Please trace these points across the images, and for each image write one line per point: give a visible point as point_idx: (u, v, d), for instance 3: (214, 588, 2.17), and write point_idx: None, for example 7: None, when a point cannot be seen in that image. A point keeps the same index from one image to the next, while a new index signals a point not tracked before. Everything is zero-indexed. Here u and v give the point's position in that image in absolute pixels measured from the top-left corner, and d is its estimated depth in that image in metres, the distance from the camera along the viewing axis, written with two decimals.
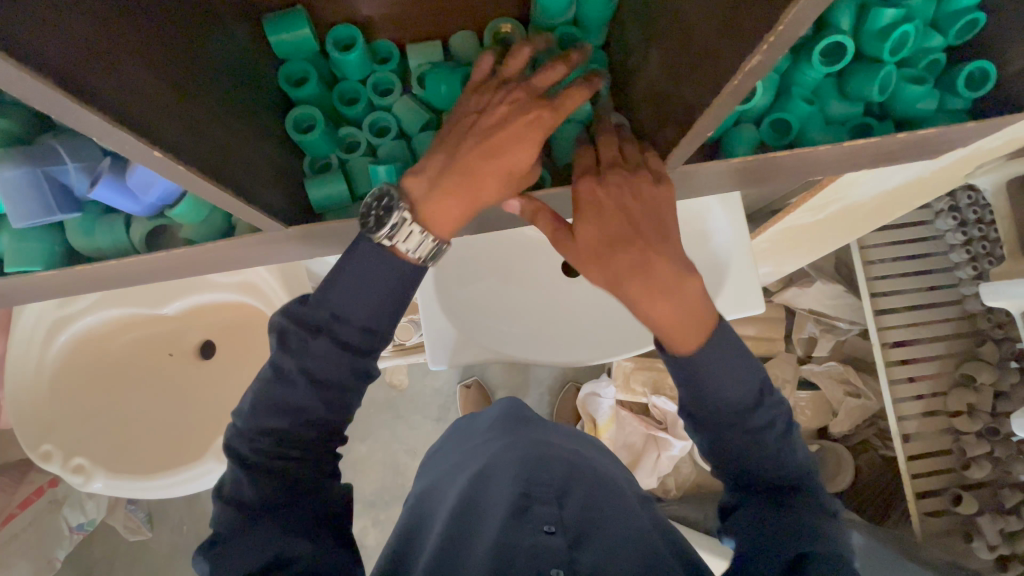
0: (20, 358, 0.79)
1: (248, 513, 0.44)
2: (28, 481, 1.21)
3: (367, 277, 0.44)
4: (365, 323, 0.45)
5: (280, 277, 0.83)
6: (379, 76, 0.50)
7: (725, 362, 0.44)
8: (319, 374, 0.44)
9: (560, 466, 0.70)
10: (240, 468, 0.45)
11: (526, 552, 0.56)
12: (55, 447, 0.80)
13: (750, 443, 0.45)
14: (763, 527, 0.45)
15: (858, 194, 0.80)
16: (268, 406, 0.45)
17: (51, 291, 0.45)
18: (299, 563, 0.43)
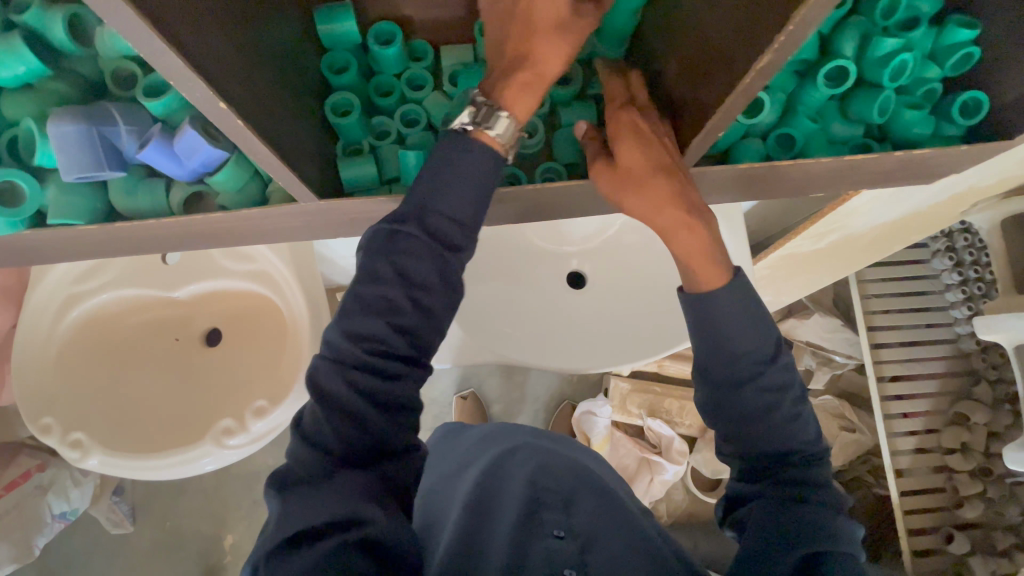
0: (32, 327, 0.81)
1: (334, 461, 0.42)
2: (15, 464, 1.20)
3: (453, 168, 0.45)
4: (452, 216, 0.45)
5: (294, 267, 0.85)
6: (414, 72, 0.53)
7: (740, 310, 0.46)
8: (410, 273, 0.44)
9: (565, 471, 0.71)
10: (327, 409, 0.43)
11: (537, 559, 0.57)
12: (55, 421, 0.80)
13: (764, 402, 0.47)
14: (776, 519, 0.46)
15: (860, 223, 0.84)
16: (353, 309, 0.44)
17: (94, 248, 0.47)
18: (372, 528, 0.40)
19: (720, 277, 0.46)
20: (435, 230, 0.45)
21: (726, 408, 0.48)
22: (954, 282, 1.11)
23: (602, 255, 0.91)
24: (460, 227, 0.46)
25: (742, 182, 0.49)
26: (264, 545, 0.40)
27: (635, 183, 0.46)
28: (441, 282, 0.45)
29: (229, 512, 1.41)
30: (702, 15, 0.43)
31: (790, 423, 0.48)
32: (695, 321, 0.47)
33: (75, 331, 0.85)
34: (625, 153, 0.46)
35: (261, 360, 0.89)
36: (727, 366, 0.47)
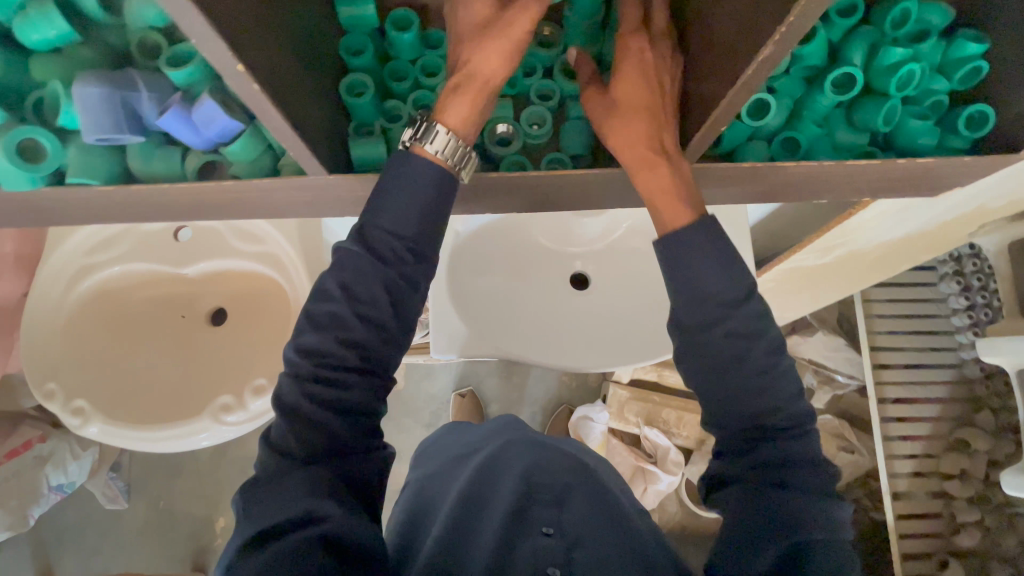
0: (42, 295, 0.83)
1: (292, 461, 0.43)
2: (16, 433, 1.22)
3: (393, 179, 0.46)
4: (395, 231, 0.46)
5: (302, 251, 0.86)
6: (429, 59, 0.55)
7: (708, 248, 0.43)
8: (356, 290, 0.45)
9: (560, 468, 0.71)
10: (283, 417, 0.44)
11: (523, 557, 0.56)
12: (59, 387, 0.82)
13: (735, 351, 0.44)
14: (756, 508, 0.44)
15: (866, 239, 0.84)
16: (306, 325, 0.46)
17: (111, 207, 0.49)
18: (327, 525, 0.41)
19: (689, 215, 0.45)
20: (377, 246, 0.46)
21: (699, 361, 0.45)
22: (961, 306, 1.11)
23: (607, 257, 0.91)
24: (403, 242, 0.46)
25: (742, 183, 0.50)
26: (235, 541, 0.42)
27: (617, 114, 0.48)
28: (386, 297, 0.46)
29: (222, 495, 1.42)
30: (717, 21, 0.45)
31: (766, 381, 0.45)
32: (666, 264, 0.45)
33: (84, 302, 0.87)
34: (622, 77, 0.48)
35: (263, 342, 0.90)
36: (696, 308, 0.44)
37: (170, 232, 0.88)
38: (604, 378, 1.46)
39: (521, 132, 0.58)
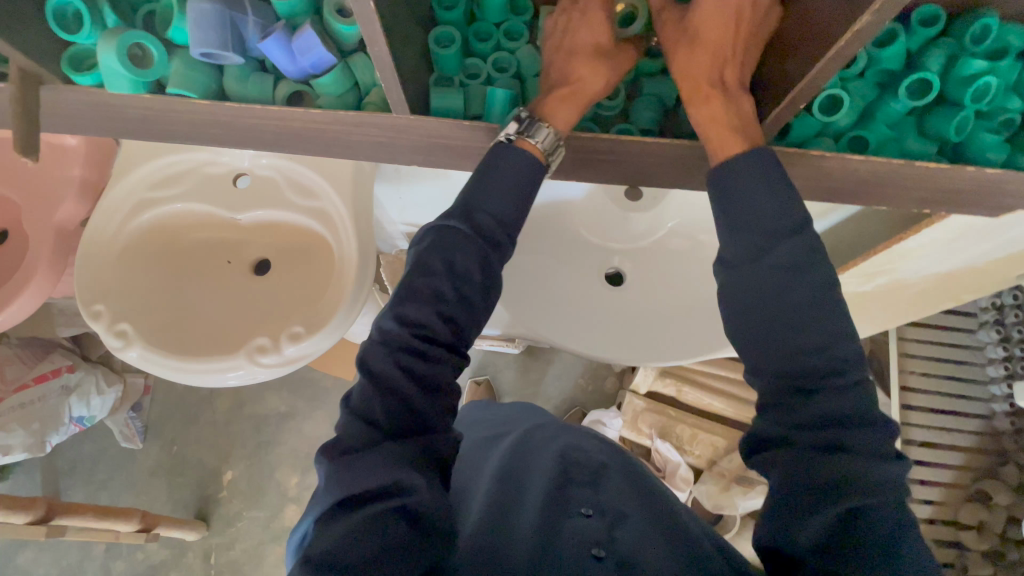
0: (103, 221, 0.87)
1: (376, 433, 0.47)
2: (48, 360, 1.27)
3: (496, 174, 0.51)
4: (495, 215, 0.52)
5: (354, 213, 0.88)
6: (513, 24, 0.58)
7: (755, 179, 0.48)
8: (456, 267, 0.51)
9: (599, 453, 0.72)
10: (373, 385, 0.48)
11: (568, 536, 0.56)
12: (106, 309, 0.84)
13: (781, 290, 0.47)
14: (809, 466, 0.46)
15: (910, 269, 0.85)
16: (404, 296, 0.51)
17: (204, 126, 0.53)
18: (412, 495, 0.45)
19: (736, 146, 0.50)
20: (480, 228, 0.52)
21: (747, 299, 0.49)
22: (998, 356, 1.08)
23: (647, 256, 0.92)
24: (500, 224, 0.52)
25: (798, 178, 0.52)
26: (316, 509, 0.45)
27: (692, 47, 0.53)
28: (481, 274, 0.51)
29: (233, 449, 1.46)
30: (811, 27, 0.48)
31: (811, 332, 0.47)
32: (716, 199, 0.50)
33: (140, 234, 0.90)
34: (704, 18, 0.52)
35: (305, 294, 0.92)
36: (743, 239, 0.49)
37: (230, 177, 0.92)
38: (620, 386, 1.48)
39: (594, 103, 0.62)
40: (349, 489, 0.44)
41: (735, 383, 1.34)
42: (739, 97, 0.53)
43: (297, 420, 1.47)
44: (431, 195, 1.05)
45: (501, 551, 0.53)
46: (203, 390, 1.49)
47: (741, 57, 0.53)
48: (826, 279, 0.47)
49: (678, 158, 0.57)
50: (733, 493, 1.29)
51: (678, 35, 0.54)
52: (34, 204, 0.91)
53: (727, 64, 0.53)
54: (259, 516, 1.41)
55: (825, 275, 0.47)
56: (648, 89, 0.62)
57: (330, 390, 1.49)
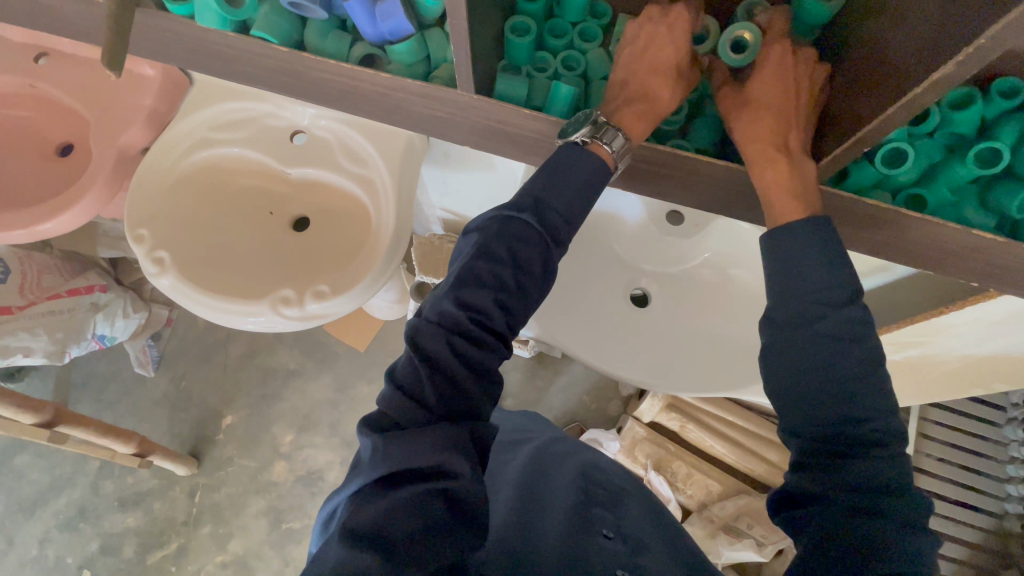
0: (163, 151, 0.91)
1: (426, 416, 0.48)
2: (81, 277, 1.35)
3: (569, 173, 0.52)
4: (563, 213, 0.52)
5: (398, 188, 0.90)
6: (589, 26, 0.59)
7: (814, 249, 0.47)
8: (520, 257, 0.51)
9: (615, 484, 0.81)
10: (426, 364, 0.49)
11: (593, 549, 0.62)
12: (149, 236, 0.88)
13: (827, 357, 0.46)
14: (841, 526, 0.44)
15: (946, 345, 0.82)
16: (465, 279, 0.51)
17: (279, 73, 0.56)
18: (456, 481, 0.46)
19: (796, 212, 0.49)
20: (547, 223, 0.52)
21: (789, 352, 0.48)
22: (1021, 456, 1.04)
23: (675, 283, 0.93)
24: (568, 222, 0.53)
25: (843, 220, 0.52)
26: (364, 476, 0.47)
27: (751, 107, 0.52)
28: (541, 267, 0.52)
29: (237, 395, 1.49)
30: (870, 76, 0.48)
31: (853, 400, 0.46)
32: (771, 260, 0.49)
33: (194, 171, 0.94)
34: (761, 79, 0.52)
35: (337, 259, 0.94)
36: (792, 302, 0.48)
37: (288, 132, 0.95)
38: (624, 411, 1.47)
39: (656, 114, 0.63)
40: (395, 467, 0.46)
41: (740, 429, 1.31)
42: (801, 162, 0.51)
43: (303, 380, 1.50)
44: (476, 184, 1.06)
45: (531, 550, 0.59)
46: (221, 334, 1.53)
47: (802, 125, 0.52)
48: (861, 325, 0.46)
49: (733, 187, 0.57)
50: (719, 540, 1.26)
51: (734, 98, 0.54)
52: (104, 125, 0.95)
53: (790, 129, 0.51)
54: (249, 465, 1.44)
55: (859, 323, 0.46)
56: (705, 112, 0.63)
57: (341, 356, 1.52)
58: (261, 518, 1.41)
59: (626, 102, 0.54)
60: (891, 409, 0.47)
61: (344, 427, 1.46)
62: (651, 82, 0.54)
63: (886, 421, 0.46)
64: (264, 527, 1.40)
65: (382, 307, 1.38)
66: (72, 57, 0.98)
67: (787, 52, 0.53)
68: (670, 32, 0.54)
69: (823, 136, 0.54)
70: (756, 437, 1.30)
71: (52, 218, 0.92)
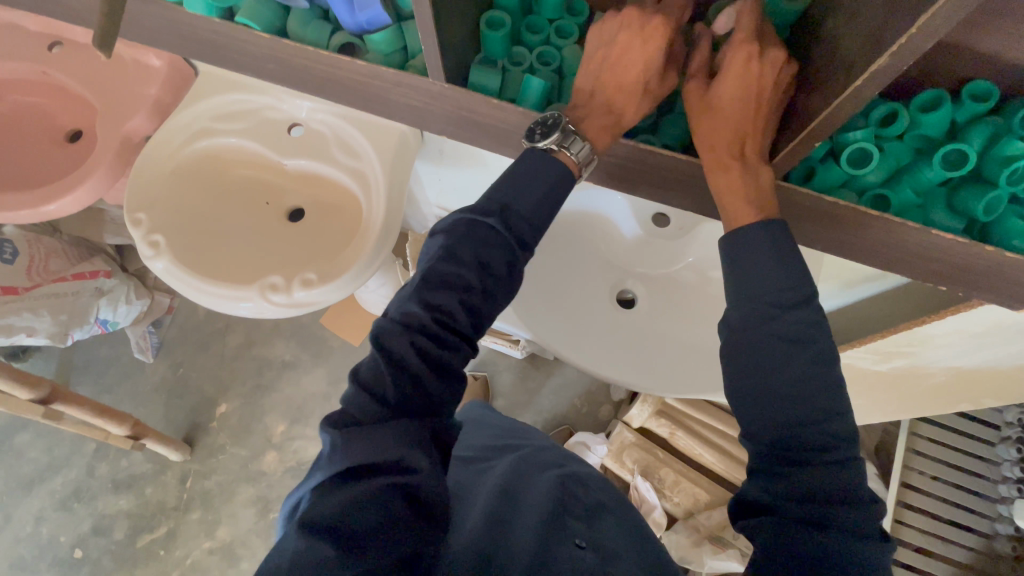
0: (165, 140, 0.94)
1: (387, 411, 0.48)
2: (88, 263, 1.41)
3: (535, 180, 0.53)
4: (529, 219, 0.54)
5: (389, 182, 0.92)
6: (565, 23, 0.60)
7: (771, 253, 0.48)
8: (484, 260, 0.52)
9: (594, 494, 0.80)
10: (390, 361, 0.50)
11: (561, 556, 0.62)
12: (146, 219, 0.91)
13: (782, 359, 0.46)
14: (790, 533, 0.44)
15: (928, 356, 0.82)
16: (431, 282, 0.52)
17: (264, 60, 0.58)
18: (413, 475, 0.46)
19: (748, 214, 0.50)
20: (513, 228, 0.53)
21: (744, 350, 0.48)
22: (1013, 476, 1.02)
23: (662, 286, 0.93)
24: (534, 227, 0.54)
25: (805, 218, 0.53)
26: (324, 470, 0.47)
27: (710, 114, 0.53)
28: (506, 270, 0.53)
29: (232, 384, 1.52)
30: (825, 73, 0.48)
31: (808, 404, 0.46)
32: (729, 262, 0.51)
33: (193, 159, 0.97)
34: (725, 86, 0.51)
35: (331, 251, 0.96)
36: (749, 303, 0.48)
37: (286, 124, 0.97)
38: (614, 415, 1.48)
39: None
40: (353, 462, 0.46)
41: (728, 438, 1.30)
42: (758, 167, 0.52)
43: (297, 371, 1.52)
44: (467, 182, 1.08)
45: (498, 553, 0.59)
46: (220, 323, 1.56)
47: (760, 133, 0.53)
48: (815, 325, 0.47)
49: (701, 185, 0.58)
50: (703, 550, 1.25)
51: (699, 99, 0.54)
52: (110, 112, 0.99)
53: (747, 139, 0.53)
54: (240, 454, 1.46)
55: (812, 324, 0.47)
56: (679, 102, 0.62)
57: (336, 350, 1.54)
58: (249, 506, 1.42)
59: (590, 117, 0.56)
60: (847, 409, 0.47)
61: None
62: (619, 83, 0.55)
63: (841, 423, 0.46)
64: (252, 515, 1.41)
65: (376, 302, 1.40)
66: (83, 46, 1.02)
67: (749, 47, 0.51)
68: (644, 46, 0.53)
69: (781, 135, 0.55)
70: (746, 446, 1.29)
71: (55, 200, 0.95)
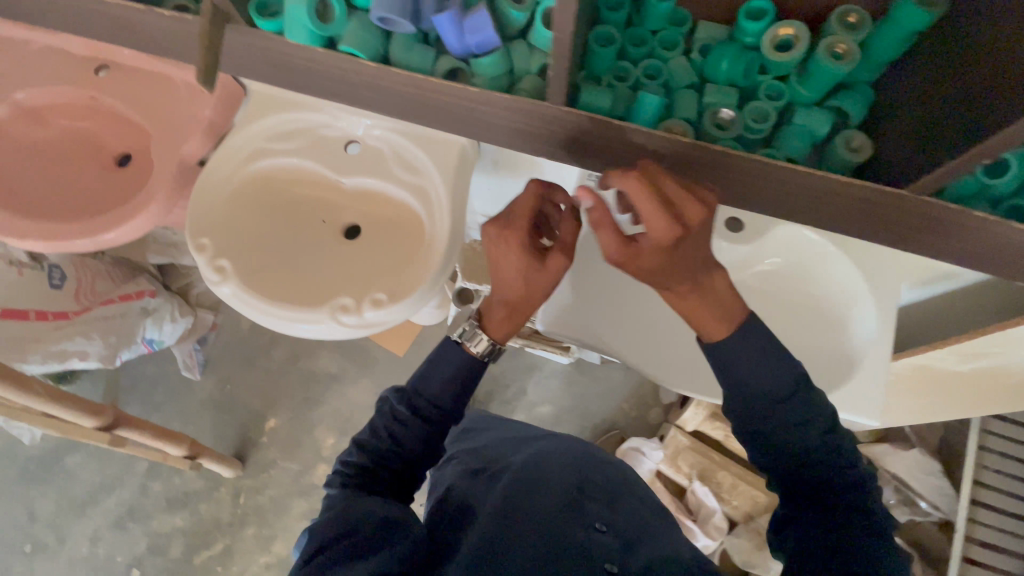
0: (223, 162, 0.94)
1: (345, 500, 0.67)
2: (131, 283, 1.39)
3: (438, 368, 0.70)
4: (433, 397, 0.70)
5: (451, 196, 0.91)
6: (669, 34, 0.64)
7: (753, 359, 0.58)
8: (398, 435, 0.70)
9: (602, 493, 0.84)
10: (344, 483, 0.69)
11: (581, 543, 0.71)
12: (210, 244, 0.90)
13: (787, 432, 0.59)
14: (812, 536, 0.59)
15: (1017, 357, 0.80)
16: (363, 446, 0.71)
17: (368, 90, 0.60)
18: (361, 533, 0.63)
19: (723, 331, 0.58)
20: (419, 406, 0.70)
21: (756, 431, 0.59)
22: None
23: (734, 291, 0.89)
24: (438, 404, 0.70)
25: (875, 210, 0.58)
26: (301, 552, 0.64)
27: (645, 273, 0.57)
28: (419, 440, 0.70)
29: (280, 398, 1.52)
30: (985, 95, 0.51)
31: (812, 451, 0.60)
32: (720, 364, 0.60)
33: (250, 179, 0.96)
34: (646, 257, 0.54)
35: (391, 268, 0.93)
36: (753, 400, 0.59)
37: (342, 142, 0.96)
38: (664, 418, 1.47)
39: (742, 122, 0.61)
40: (317, 543, 0.63)
41: None
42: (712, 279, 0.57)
43: (343, 384, 1.52)
44: (525, 191, 1.07)
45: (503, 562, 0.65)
46: (264, 338, 1.56)
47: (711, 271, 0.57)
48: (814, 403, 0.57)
49: (817, 197, 0.59)
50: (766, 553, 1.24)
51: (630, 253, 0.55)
52: (164, 135, 0.98)
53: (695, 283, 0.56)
54: (291, 468, 1.46)
55: (806, 405, 0.58)
56: (797, 116, 0.61)
57: (381, 361, 1.53)
58: (304, 521, 1.42)
59: (496, 308, 0.71)
60: None
61: None
62: (505, 282, 0.69)
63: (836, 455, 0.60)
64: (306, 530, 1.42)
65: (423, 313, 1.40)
66: (132, 68, 1.00)
67: (656, 208, 0.52)
68: (510, 254, 0.67)
69: (927, 147, 0.57)
70: None
71: (113, 227, 0.94)
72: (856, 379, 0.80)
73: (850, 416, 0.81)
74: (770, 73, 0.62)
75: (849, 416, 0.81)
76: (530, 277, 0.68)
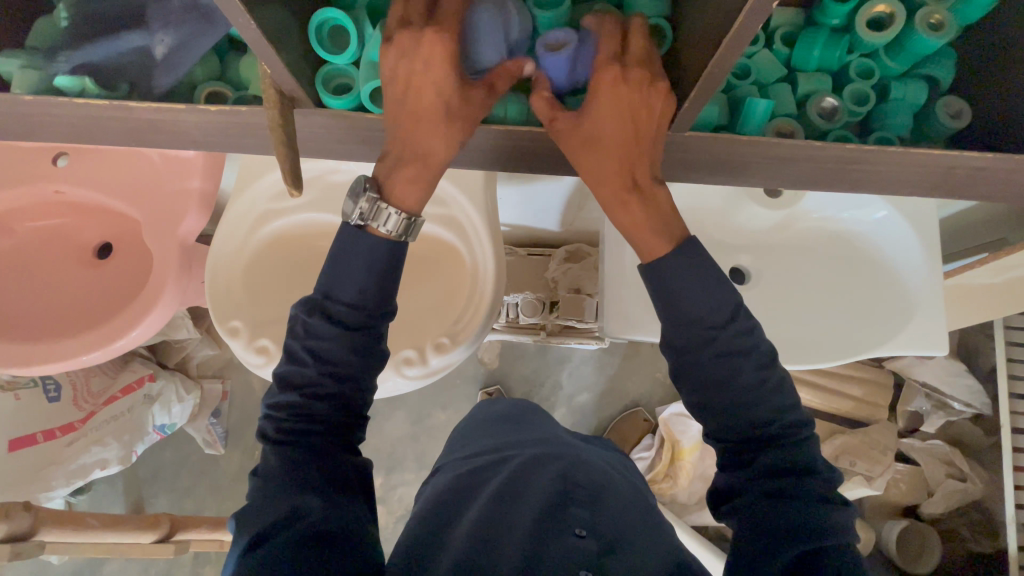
0: (230, 233, 0.86)
1: (274, 478, 0.51)
2: (128, 371, 1.27)
3: (349, 257, 0.53)
4: (352, 298, 0.53)
5: (486, 219, 0.86)
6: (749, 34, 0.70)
7: (699, 281, 0.52)
8: (323, 353, 0.53)
9: (597, 474, 0.69)
10: (267, 443, 0.53)
11: (556, 555, 0.54)
12: (242, 325, 0.83)
13: (729, 371, 0.52)
14: (765, 511, 0.50)
15: None
16: (286, 376, 0.54)
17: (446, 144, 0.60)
18: (310, 516, 0.49)
19: (663, 251, 0.53)
20: (339, 314, 0.53)
21: (688, 372, 0.53)
22: None
23: (776, 255, 0.91)
24: (363, 309, 0.54)
25: (944, 173, 0.60)
26: (235, 554, 0.49)
27: (592, 146, 0.54)
28: (353, 355, 0.54)
29: None
30: None
31: (760, 393, 0.52)
32: (660, 293, 0.53)
33: (263, 246, 0.89)
34: (601, 123, 0.53)
35: (437, 307, 0.89)
36: (690, 330, 0.52)
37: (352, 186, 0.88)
38: None
39: (844, 108, 0.66)
40: (256, 530, 0.48)
41: (821, 375, 1.38)
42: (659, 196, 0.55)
43: (378, 421, 1.48)
44: (549, 194, 1.03)
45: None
46: None
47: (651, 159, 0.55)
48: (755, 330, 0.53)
49: (914, 171, 0.60)
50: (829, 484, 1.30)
51: (575, 135, 0.55)
52: (157, 219, 0.88)
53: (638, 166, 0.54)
54: None
55: (744, 336, 0.52)
56: (893, 96, 0.67)
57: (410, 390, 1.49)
58: None
59: (394, 166, 0.55)
60: None
61: (429, 458, 1.47)
62: (417, 128, 0.54)
63: (790, 406, 0.54)
64: None
65: None
66: (93, 150, 0.88)
67: (618, 107, 0.52)
68: (430, 69, 0.52)
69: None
70: (836, 376, 1.37)
71: (125, 333, 0.85)
72: (917, 320, 0.84)
73: (921, 354, 0.84)
74: (858, 52, 0.68)
75: (919, 353, 0.84)
76: (456, 117, 0.55)
